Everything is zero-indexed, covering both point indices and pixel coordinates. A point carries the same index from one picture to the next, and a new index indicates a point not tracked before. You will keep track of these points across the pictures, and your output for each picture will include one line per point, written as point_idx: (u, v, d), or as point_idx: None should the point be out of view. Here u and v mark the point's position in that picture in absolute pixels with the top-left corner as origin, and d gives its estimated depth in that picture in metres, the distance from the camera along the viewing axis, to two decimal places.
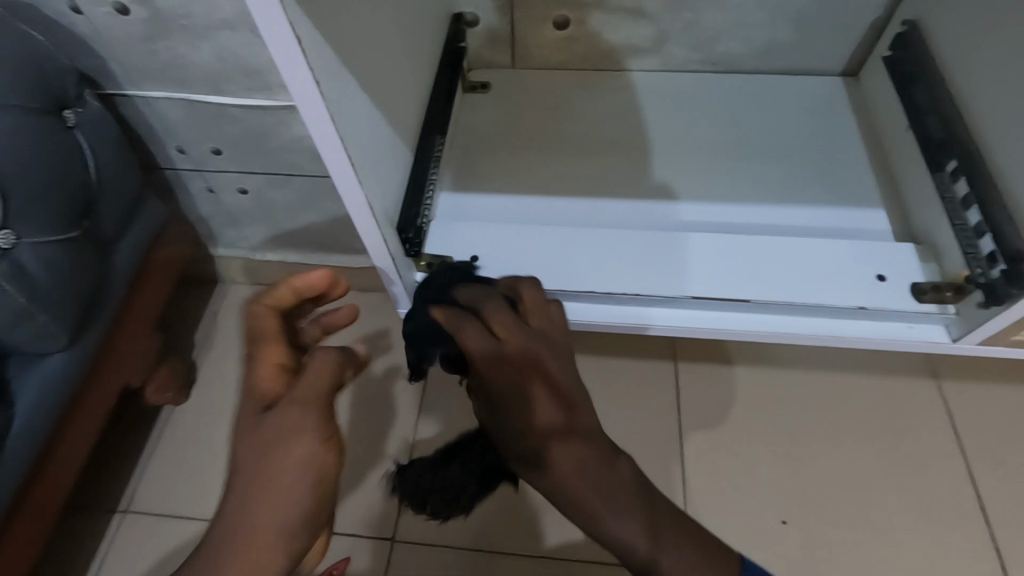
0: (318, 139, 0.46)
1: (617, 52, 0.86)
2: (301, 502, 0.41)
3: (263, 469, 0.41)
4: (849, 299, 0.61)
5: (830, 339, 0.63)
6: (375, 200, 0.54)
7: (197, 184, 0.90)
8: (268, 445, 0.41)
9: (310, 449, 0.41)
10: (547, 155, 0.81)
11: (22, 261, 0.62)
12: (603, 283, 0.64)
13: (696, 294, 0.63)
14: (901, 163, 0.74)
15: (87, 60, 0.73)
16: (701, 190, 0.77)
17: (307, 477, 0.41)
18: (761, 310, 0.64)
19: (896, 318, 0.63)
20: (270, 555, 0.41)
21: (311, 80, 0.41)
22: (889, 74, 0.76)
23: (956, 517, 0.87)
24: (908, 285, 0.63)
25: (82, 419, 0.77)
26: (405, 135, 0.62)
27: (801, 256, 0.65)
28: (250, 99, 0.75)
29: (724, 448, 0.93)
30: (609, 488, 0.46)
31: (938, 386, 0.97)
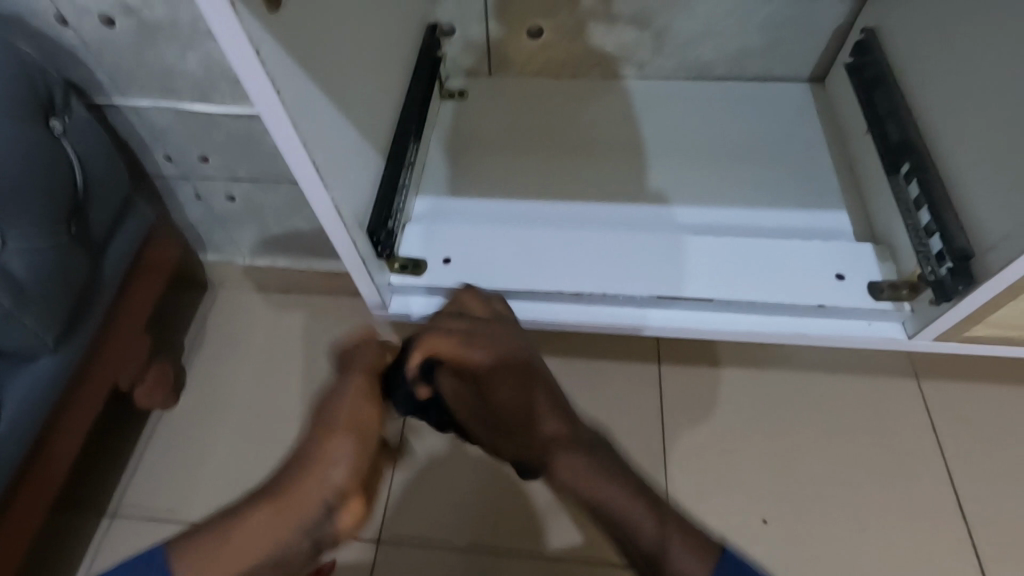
0: (283, 148, 0.48)
1: (595, 59, 0.88)
2: (351, 444, 0.49)
3: (327, 416, 0.50)
4: (810, 298, 0.63)
5: (796, 338, 0.65)
6: (342, 203, 0.55)
7: (185, 190, 0.92)
8: (332, 398, 0.52)
9: (358, 393, 0.51)
10: (527, 161, 0.83)
11: (10, 266, 0.63)
12: (575, 283, 0.66)
13: (663, 294, 0.65)
14: (863, 167, 0.76)
15: (75, 70, 0.75)
16: (695, 195, 0.78)
17: (357, 425, 0.50)
18: (732, 309, 0.66)
19: (854, 316, 0.64)
20: (320, 484, 0.47)
21: (271, 92, 0.43)
22: (851, 79, 0.78)
23: (934, 514, 0.88)
24: (866, 282, 0.65)
25: (70, 422, 0.78)
26: (376, 140, 0.63)
27: (770, 258, 0.66)
28: (233, 107, 0.77)
29: (706, 448, 0.94)
30: (600, 477, 0.54)
31: (918, 384, 0.98)
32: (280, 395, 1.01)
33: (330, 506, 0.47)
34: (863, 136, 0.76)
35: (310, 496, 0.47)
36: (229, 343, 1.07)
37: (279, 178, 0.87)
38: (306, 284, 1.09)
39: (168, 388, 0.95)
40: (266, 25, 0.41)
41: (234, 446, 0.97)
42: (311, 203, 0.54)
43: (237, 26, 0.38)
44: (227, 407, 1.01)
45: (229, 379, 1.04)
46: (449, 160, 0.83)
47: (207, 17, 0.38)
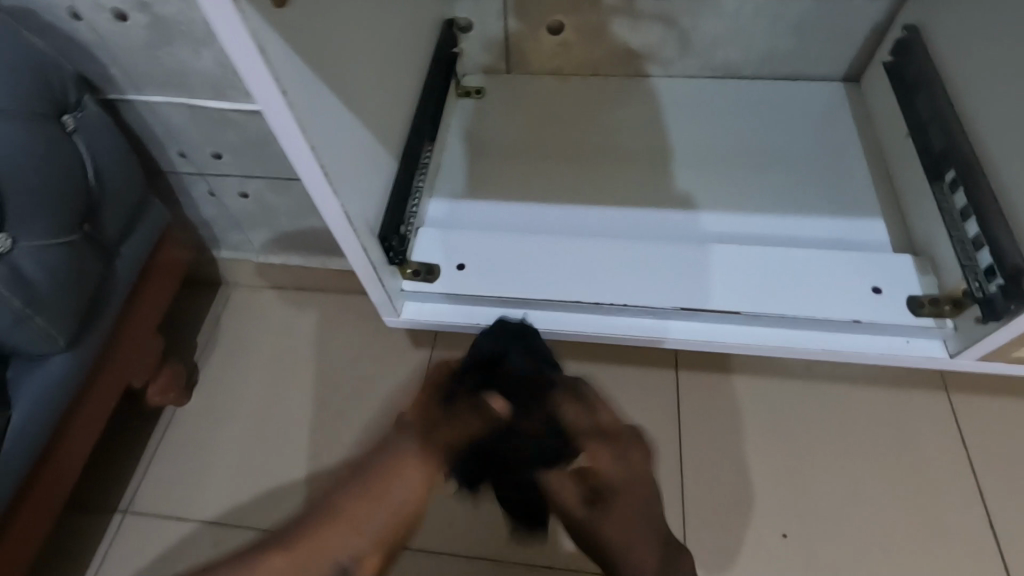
0: (290, 150, 0.46)
1: (616, 57, 0.86)
2: (382, 523, 0.48)
3: (376, 476, 0.49)
4: (844, 312, 0.60)
5: (825, 353, 0.62)
6: (353, 209, 0.53)
7: (199, 188, 0.91)
8: (390, 455, 0.50)
9: (412, 475, 0.49)
10: (544, 162, 0.81)
11: (22, 267, 0.62)
12: (595, 293, 0.64)
13: (685, 306, 0.62)
14: (902, 174, 0.73)
15: (89, 65, 0.74)
16: (722, 199, 0.76)
17: (399, 501, 0.49)
18: (758, 323, 0.63)
19: (892, 332, 0.61)
20: (336, 552, 0.47)
21: (276, 91, 0.41)
22: (891, 79, 0.75)
23: (964, 534, 0.85)
24: (905, 297, 0.61)
25: (81, 421, 0.78)
26: (389, 141, 0.61)
27: (799, 268, 0.63)
28: (244, 104, 0.76)
29: (725, 458, 0.92)
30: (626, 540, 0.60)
31: (947, 399, 0.94)
32: (291, 395, 1.01)
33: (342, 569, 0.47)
34: (903, 138, 0.72)
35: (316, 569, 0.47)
36: (241, 342, 1.07)
37: (292, 178, 0.86)
38: (320, 283, 1.08)
39: (179, 387, 0.95)
40: (270, 21, 0.39)
41: (244, 445, 0.97)
42: (320, 207, 0.52)
43: (239, 23, 0.36)
44: (239, 406, 1.00)
45: (241, 378, 1.03)
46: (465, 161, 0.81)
47: (208, 17, 0.36)
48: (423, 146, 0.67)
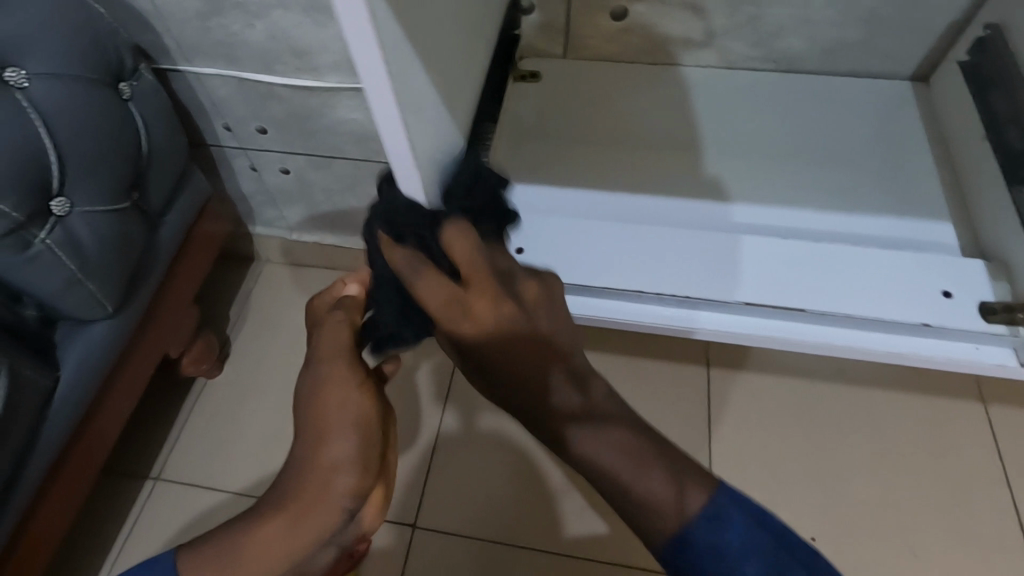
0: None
1: (671, 44, 0.84)
2: (353, 452, 0.49)
3: (321, 424, 0.49)
4: (913, 315, 0.59)
5: (887, 356, 0.60)
6: None
7: (241, 162, 0.91)
8: (315, 400, 0.50)
9: (346, 393, 0.50)
10: (592, 149, 0.80)
11: (74, 230, 0.63)
12: (654, 283, 0.63)
13: (748, 300, 0.61)
14: (971, 176, 0.71)
15: (143, 34, 0.74)
16: (757, 195, 0.74)
17: (354, 429, 0.49)
18: (819, 321, 0.62)
19: (961, 338, 0.60)
20: (335, 501, 0.49)
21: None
22: (968, 80, 0.73)
23: (998, 548, 0.83)
24: (976, 303, 0.60)
25: (120, 386, 0.79)
26: (461, 117, 0.58)
27: (862, 269, 0.62)
28: (295, 80, 0.75)
29: (754, 458, 0.91)
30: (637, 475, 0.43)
31: (982, 408, 0.93)
32: None
33: (349, 511, 0.50)
34: (978, 141, 0.71)
35: (322, 514, 0.49)
36: (272, 318, 1.07)
37: (336, 155, 0.86)
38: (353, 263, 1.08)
39: (212, 358, 0.96)
40: None
41: (273, 419, 0.98)
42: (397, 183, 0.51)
43: None
44: (268, 379, 1.02)
45: (272, 353, 1.04)
46: (511, 143, 0.80)
47: None
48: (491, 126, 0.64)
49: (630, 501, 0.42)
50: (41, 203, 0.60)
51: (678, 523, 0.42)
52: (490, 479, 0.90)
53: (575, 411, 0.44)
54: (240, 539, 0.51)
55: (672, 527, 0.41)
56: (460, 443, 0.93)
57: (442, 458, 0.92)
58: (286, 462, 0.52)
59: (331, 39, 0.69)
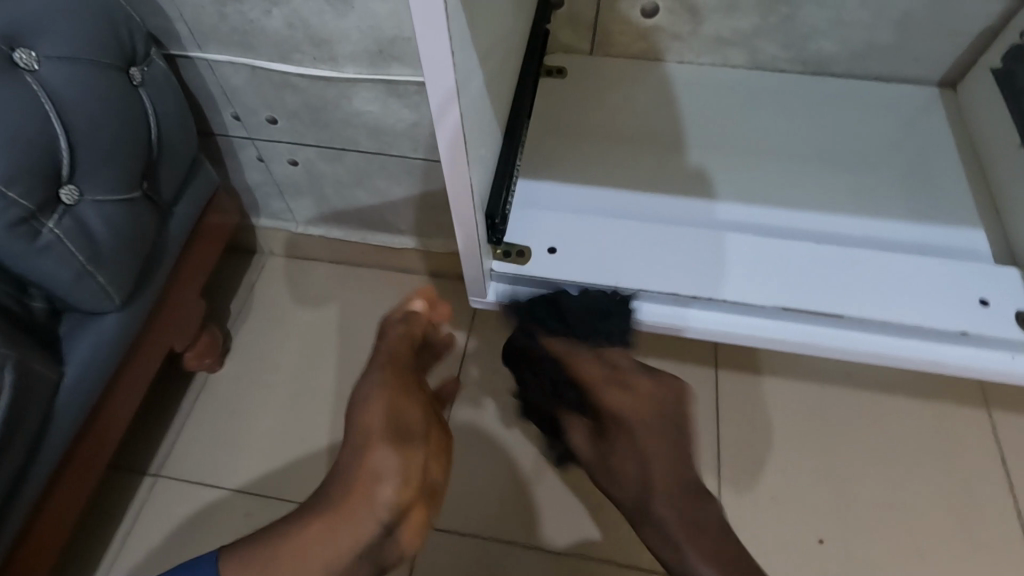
0: (435, 107, 0.42)
1: (694, 42, 0.83)
2: (394, 462, 0.53)
3: (367, 432, 0.54)
4: (953, 324, 0.59)
5: (926, 364, 0.61)
6: (476, 179, 0.50)
7: (248, 153, 0.89)
8: (365, 409, 0.55)
9: (389, 404, 0.54)
10: (613, 146, 0.79)
11: (86, 220, 0.61)
12: (691, 285, 0.62)
13: (788, 305, 0.61)
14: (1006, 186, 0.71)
15: (154, 19, 0.72)
16: (737, 190, 0.74)
17: (396, 440, 0.53)
18: (857, 327, 0.62)
19: (997, 346, 0.60)
20: (374, 508, 0.53)
21: (445, 48, 0.38)
22: (1002, 87, 0.73)
23: (1000, 552, 0.84)
24: (1014, 310, 0.61)
25: (127, 382, 0.77)
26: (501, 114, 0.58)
27: (894, 274, 0.62)
28: (313, 69, 0.73)
29: (764, 461, 0.91)
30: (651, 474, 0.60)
31: (987, 414, 0.94)
32: (327, 368, 1.00)
33: (388, 520, 0.53)
34: (1012, 149, 0.71)
35: (362, 516, 0.53)
36: (275, 312, 1.05)
37: (350, 148, 0.84)
38: (359, 257, 1.06)
39: (216, 353, 0.94)
40: None
41: (278, 415, 0.96)
42: (442, 172, 0.49)
43: None
44: (272, 374, 1.00)
45: (276, 348, 1.02)
46: (531, 139, 0.78)
47: None
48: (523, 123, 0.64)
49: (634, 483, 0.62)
50: (51, 191, 0.57)
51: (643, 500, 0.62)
52: (499, 480, 0.89)
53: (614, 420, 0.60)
54: (290, 534, 0.55)
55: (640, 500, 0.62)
56: (468, 441, 0.91)
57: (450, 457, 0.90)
58: (335, 465, 0.56)
59: (352, 28, 0.68)
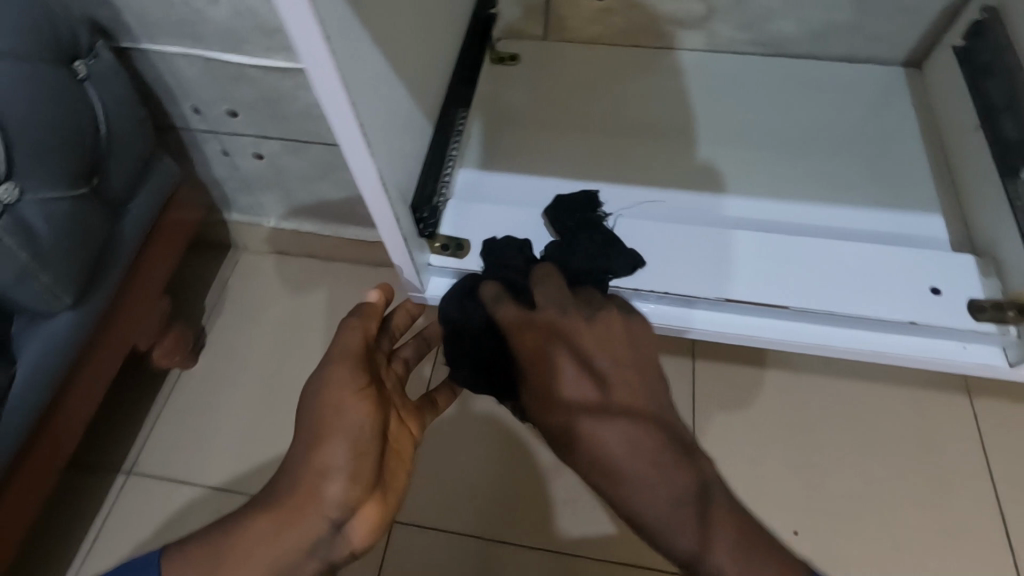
0: (326, 108, 0.41)
1: (661, 26, 0.81)
2: (344, 458, 0.50)
3: (318, 427, 0.51)
4: (900, 313, 0.57)
5: (870, 355, 0.59)
6: (389, 173, 0.48)
7: (212, 147, 0.87)
8: (316, 403, 0.52)
9: (345, 399, 0.51)
10: (576, 135, 0.78)
11: (27, 218, 0.59)
12: (631, 275, 0.60)
13: (733, 297, 0.59)
14: (966, 169, 0.69)
15: (101, 10, 0.70)
16: (753, 188, 0.72)
17: (349, 436, 0.51)
18: (803, 317, 0.59)
19: (948, 337, 0.58)
20: (322, 508, 0.50)
21: (318, 41, 0.36)
22: (959, 63, 0.72)
23: (978, 542, 0.83)
24: (965, 299, 0.58)
25: (83, 380, 0.76)
26: (427, 102, 0.56)
27: (850, 262, 0.60)
28: (266, 60, 0.72)
29: (740, 453, 0.90)
30: (650, 486, 0.45)
31: (970, 404, 0.92)
32: (300, 364, 0.99)
33: (337, 520, 0.50)
34: (972, 131, 0.69)
35: (310, 516, 0.50)
36: (250, 308, 1.04)
37: (314, 141, 0.82)
38: (333, 251, 1.05)
39: (186, 350, 0.93)
40: None
41: (251, 413, 0.95)
42: (352, 172, 0.47)
43: None
44: (245, 371, 0.99)
45: (249, 344, 1.01)
46: (493, 127, 0.77)
47: None
48: (456, 112, 0.62)
49: (652, 524, 0.45)
50: None
51: (696, 550, 0.44)
52: (473, 474, 0.88)
53: (591, 413, 0.48)
54: (227, 535, 0.51)
55: (691, 554, 0.44)
56: (441, 435, 0.91)
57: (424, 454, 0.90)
58: (286, 460, 0.53)
59: None
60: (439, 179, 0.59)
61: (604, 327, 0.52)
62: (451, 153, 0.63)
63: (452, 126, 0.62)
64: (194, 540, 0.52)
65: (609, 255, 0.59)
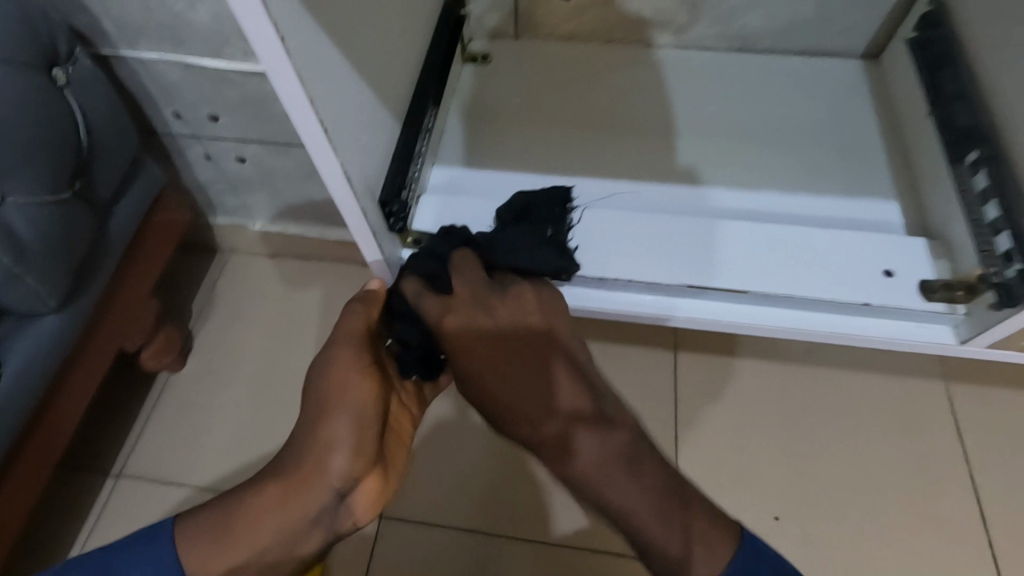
0: (288, 107, 0.42)
1: (631, 23, 0.83)
2: (348, 432, 0.52)
3: (324, 403, 0.53)
4: (854, 295, 0.59)
5: (832, 336, 0.61)
6: (354, 169, 0.50)
7: (195, 151, 0.89)
8: (322, 380, 0.53)
9: (350, 378, 0.52)
10: (551, 132, 0.79)
11: (11, 222, 0.61)
12: (600, 265, 0.61)
13: (694, 283, 0.60)
14: (919, 155, 0.71)
15: (81, 17, 0.71)
16: (722, 178, 0.74)
17: (353, 412, 0.52)
18: (766, 302, 0.61)
19: (903, 317, 0.60)
20: (325, 480, 0.52)
21: (275, 41, 0.37)
22: (913, 55, 0.74)
23: (954, 521, 0.85)
24: (918, 282, 0.60)
25: (71, 383, 0.77)
26: (394, 100, 0.58)
27: (809, 247, 0.62)
28: (245, 64, 0.73)
29: (723, 441, 0.91)
30: (630, 483, 0.48)
31: (946, 387, 0.94)
32: (288, 364, 1.00)
33: (340, 491, 0.52)
34: (924, 119, 0.71)
35: (314, 488, 0.52)
36: (239, 310, 1.05)
37: (295, 143, 0.84)
38: (318, 252, 1.06)
39: (175, 351, 0.94)
40: None
41: (241, 413, 0.96)
42: (318, 167, 0.49)
43: None
44: (234, 371, 1.00)
45: (238, 345, 1.02)
46: (471, 125, 0.79)
47: None
48: (427, 110, 0.64)
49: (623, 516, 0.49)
50: None
51: (677, 546, 0.47)
52: (462, 467, 0.90)
53: (582, 421, 0.51)
54: (237, 505, 0.53)
55: (670, 548, 0.47)
56: (433, 430, 0.92)
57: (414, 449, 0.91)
58: (293, 435, 0.55)
59: None
60: (409, 175, 0.60)
61: (519, 321, 0.54)
62: (421, 149, 0.64)
63: (423, 123, 0.63)
64: (210, 511, 0.55)
65: (564, 262, 0.57)
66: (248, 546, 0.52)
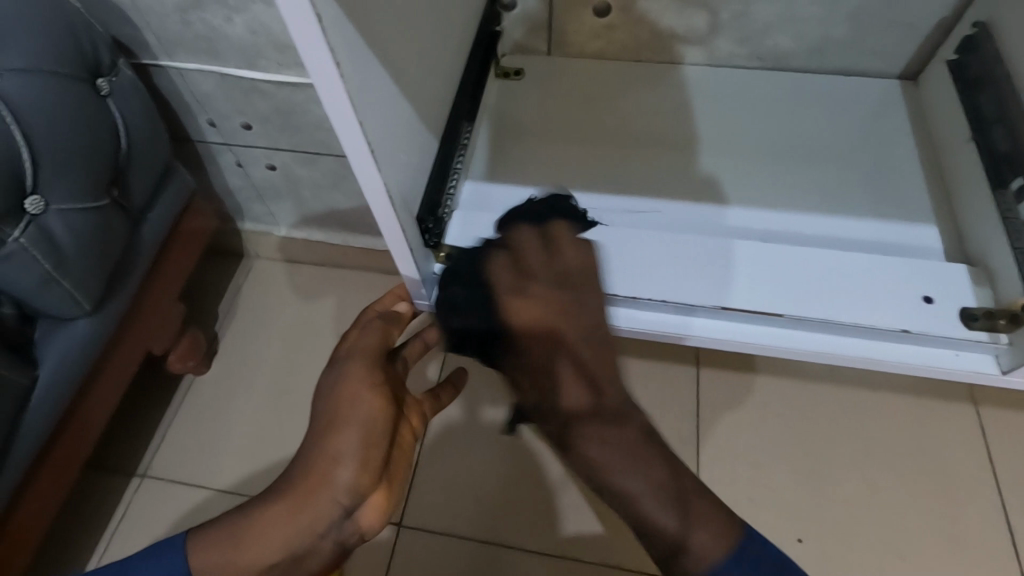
0: (336, 124, 0.43)
1: (661, 40, 0.83)
2: (357, 447, 0.50)
3: (332, 415, 0.51)
4: (894, 321, 0.58)
5: (868, 363, 0.60)
6: (394, 185, 0.50)
7: (226, 158, 0.90)
8: (332, 394, 0.52)
9: (361, 392, 0.51)
10: (577, 147, 0.79)
11: (50, 229, 0.62)
12: (632, 286, 0.61)
13: (730, 306, 0.60)
14: (957, 177, 0.70)
15: (123, 28, 0.73)
16: (744, 196, 0.74)
17: (362, 427, 0.50)
18: (798, 326, 0.61)
19: (943, 344, 0.59)
20: (332, 493, 0.49)
21: (328, 62, 0.38)
22: (953, 78, 0.73)
23: (986, 551, 0.83)
24: (958, 308, 0.59)
25: (101, 384, 0.78)
26: (431, 118, 0.59)
27: (842, 271, 0.61)
28: (281, 75, 0.75)
29: (746, 460, 0.90)
30: (627, 452, 0.50)
31: (976, 414, 0.91)
32: (308, 370, 1.01)
33: (346, 507, 0.50)
34: (964, 143, 0.70)
35: (320, 501, 0.49)
36: (263, 315, 1.06)
37: (324, 153, 0.85)
38: (341, 260, 1.07)
39: (200, 354, 0.95)
40: None
41: (261, 416, 0.97)
42: (359, 180, 0.49)
43: None
44: (254, 374, 1.01)
45: (261, 350, 1.03)
46: (500, 139, 0.79)
47: None
48: (462, 130, 0.65)
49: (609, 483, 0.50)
50: (14, 199, 0.59)
51: (674, 522, 0.48)
52: (477, 469, 0.90)
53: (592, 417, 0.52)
54: (245, 515, 0.51)
55: (668, 525, 0.48)
56: (453, 434, 0.93)
57: (431, 459, 0.91)
58: (298, 448, 0.53)
59: None
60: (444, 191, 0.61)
61: (557, 302, 0.55)
62: (456, 166, 0.65)
63: (457, 140, 0.64)
64: (220, 521, 0.53)
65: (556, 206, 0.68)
66: (257, 558, 0.50)
